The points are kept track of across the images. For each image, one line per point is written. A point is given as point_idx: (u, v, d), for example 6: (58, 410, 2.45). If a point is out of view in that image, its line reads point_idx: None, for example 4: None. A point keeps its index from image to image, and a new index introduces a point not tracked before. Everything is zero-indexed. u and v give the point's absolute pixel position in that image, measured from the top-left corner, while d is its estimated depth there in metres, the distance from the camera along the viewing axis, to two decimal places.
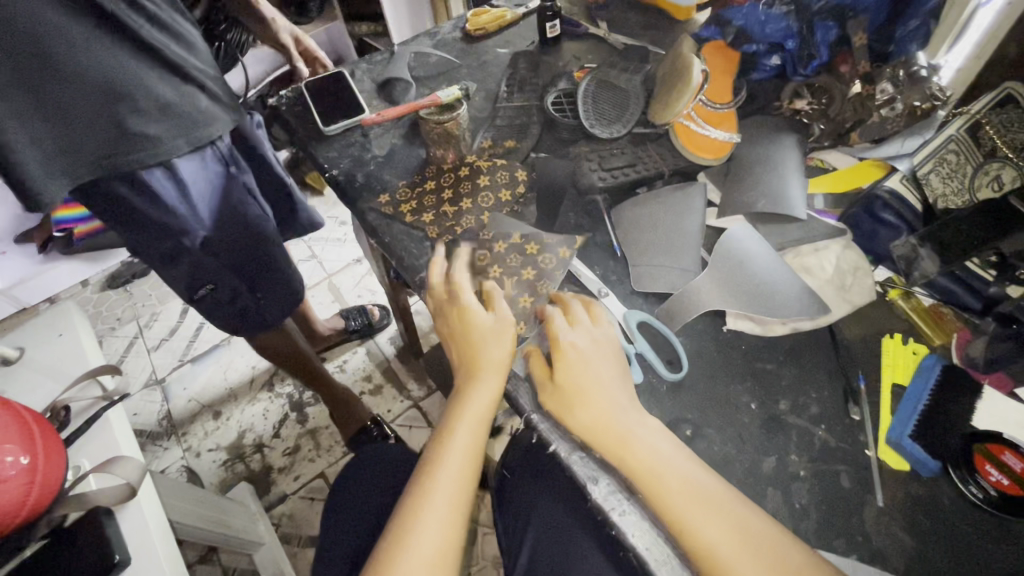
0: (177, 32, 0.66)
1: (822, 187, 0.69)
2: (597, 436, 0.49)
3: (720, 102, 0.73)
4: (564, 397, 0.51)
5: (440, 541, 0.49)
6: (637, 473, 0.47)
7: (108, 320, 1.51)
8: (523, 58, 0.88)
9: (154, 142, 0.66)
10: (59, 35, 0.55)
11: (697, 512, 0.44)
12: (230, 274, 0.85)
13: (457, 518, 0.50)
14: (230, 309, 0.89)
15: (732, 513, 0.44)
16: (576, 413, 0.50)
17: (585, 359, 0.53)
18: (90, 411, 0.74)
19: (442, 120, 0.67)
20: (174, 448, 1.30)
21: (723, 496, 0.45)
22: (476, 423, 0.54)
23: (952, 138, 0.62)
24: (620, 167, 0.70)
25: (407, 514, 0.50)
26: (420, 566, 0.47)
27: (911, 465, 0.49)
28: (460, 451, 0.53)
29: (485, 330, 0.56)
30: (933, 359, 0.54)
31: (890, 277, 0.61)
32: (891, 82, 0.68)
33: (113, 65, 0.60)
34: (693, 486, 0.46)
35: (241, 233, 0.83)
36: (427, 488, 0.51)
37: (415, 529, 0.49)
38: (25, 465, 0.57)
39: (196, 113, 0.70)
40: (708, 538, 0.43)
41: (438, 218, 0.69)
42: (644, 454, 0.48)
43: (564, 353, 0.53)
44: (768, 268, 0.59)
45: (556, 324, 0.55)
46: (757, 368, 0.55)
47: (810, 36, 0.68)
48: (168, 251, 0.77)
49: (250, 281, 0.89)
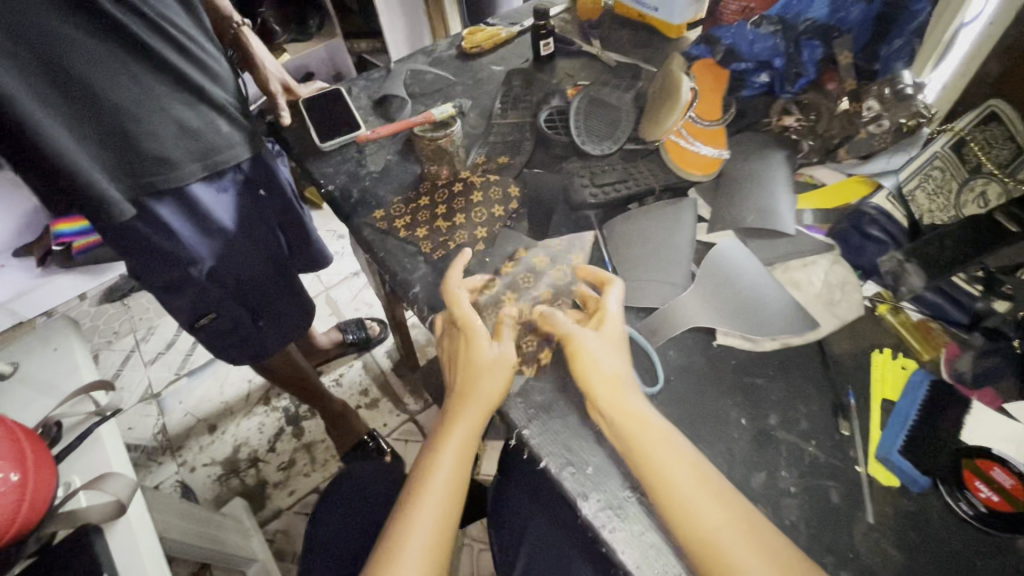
0: (201, 61, 0.67)
1: (811, 203, 0.69)
2: (609, 388, 0.51)
3: (709, 120, 0.74)
4: (599, 345, 0.53)
5: (425, 555, 0.49)
6: (649, 462, 0.47)
7: (105, 333, 1.51)
8: (518, 76, 0.89)
9: (168, 163, 0.67)
10: (81, 54, 0.57)
11: (703, 502, 0.45)
12: (233, 304, 0.86)
13: (441, 541, 0.51)
14: (225, 339, 0.90)
15: (733, 499, 0.45)
16: (600, 364, 0.52)
17: (609, 339, 0.54)
18: (82, 427, 0.74)
19: (434, 138, 0.69)
20: (169, 463, 1.29)
21: (721, 486, 0.46)
22: (465, 448, 0.54)
23: (936, 156, 0.63)
24: (612, 183, 0.70)
25: (398, 524, 0.51)
26: None
27: (900, 480, 0.49)
28: (447, 472, 0.53)
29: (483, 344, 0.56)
30: (922, 374, 0.54)
31: (878, 292, 0.61)
32: (878, 99, 0.68)
33: (132, 87, 0.61)
34: (702, 471, 0.47)
35: (244, 261, 0.84)
36: (417, 498, 0.52)
37: (405, 540, 0.50)
38: (15, 483, 0.57)
39: (212, 138, 0.70)
40: (714, 526, 0.44)
41: (431, 234, 0.69)
42: (653, 442, 0.48)
43: (609, 320, 0.55)
44: (757, 285, 0.59)
45: (614, 293, 0.57)
46: (746, 383, 0.55)
47: (797, 55, 0.71)
48: (170, 282, 0.78)
49: (254, 311, 0.91)
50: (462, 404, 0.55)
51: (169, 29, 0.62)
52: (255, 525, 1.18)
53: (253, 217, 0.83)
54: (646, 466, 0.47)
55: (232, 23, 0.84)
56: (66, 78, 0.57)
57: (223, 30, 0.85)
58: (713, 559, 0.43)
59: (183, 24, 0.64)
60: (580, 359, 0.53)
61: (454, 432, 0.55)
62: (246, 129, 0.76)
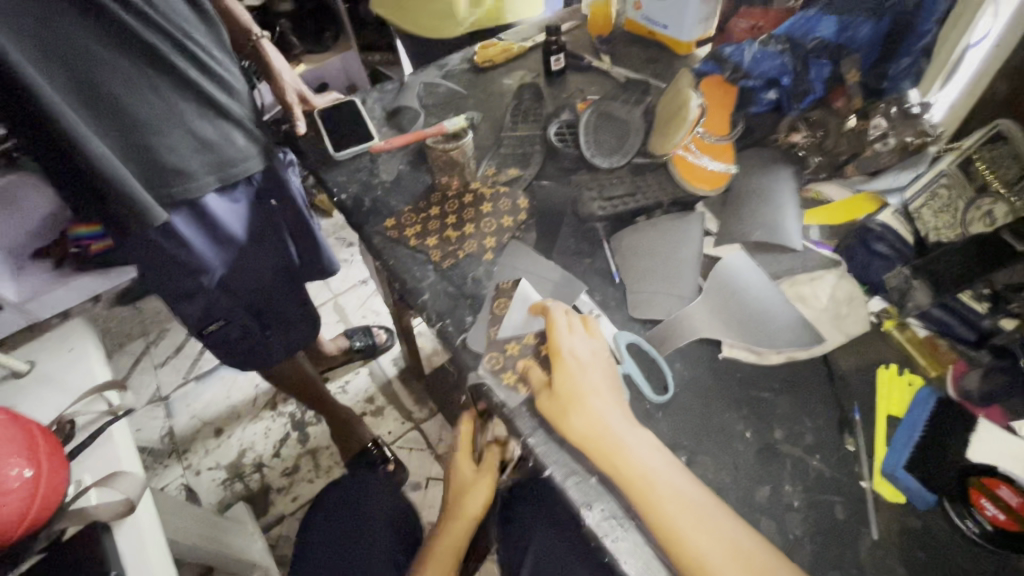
0: (217, 74, 0.69)
1: (818, 218, 0.70)
2: (592, 439, 0.50)
3: (717, 134, 0.75)
4: (559, 403, 0.52)
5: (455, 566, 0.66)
6: (632, 487, 0.47)
7: (117, 335, 1.54)
8: (529, 89, 0.91)
9: (184, 174, 0.69)
10: (107, 71, 0.59)
11: (688, 522, 0.45)
12: (241, 312, 0.88)
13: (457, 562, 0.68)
14: (237, 345, 0.92)
15: (718, 524, 0.45)
16: (570, 420, 0.51)
17: (577, 385, 0.52)
18: (95, 425, 0.76)
19: (447, 148, 0.70)
20: (175, 465, 1.30)
21: (705, 506, 0.46)
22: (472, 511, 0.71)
23: (944, 173, 0.63)
24: (620, 196, 0.71)
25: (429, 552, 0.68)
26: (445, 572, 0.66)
27: (906, 497, 0.49)
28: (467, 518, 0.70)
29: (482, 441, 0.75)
30: (928, 391, 0.54)
31: (885, 308, 0.61)
32: (884, 117, 0.69)
33: (152, 100, 0.63)
34: (681, 494, 0.47)
35: (254, 268, 0.86)
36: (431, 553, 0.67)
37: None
38: (28, 477, 0.58)
39: (227, 152, 0.72)
40: (701, 549, 0.44)
41: (441, 243, 0.70)
42: (637, 465, 0.48)
43: (565, 361, 0.54)
44: (764, 299, 0.59)
45: (561, 329, 0.56)
46: (752, 397, 0.56)
47: (805, 73, 0.72)
48: (182, 290, 0.79)
49: (261, 319, 0.92)
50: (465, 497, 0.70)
51: (193, 48, 0.64)
52: (258, 529, 1.18)
53: (263, 225, 0.85)
54: (628, 489, 0.48)
55: (251, 34, 0.86)
56: (95, 93, 0.59)
57: (242, 42, 0.87)
58: None
59: (204, 41, 0.67)
60: (555, 425, 0.52)
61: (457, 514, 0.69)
62: (260, 143, 0.78)
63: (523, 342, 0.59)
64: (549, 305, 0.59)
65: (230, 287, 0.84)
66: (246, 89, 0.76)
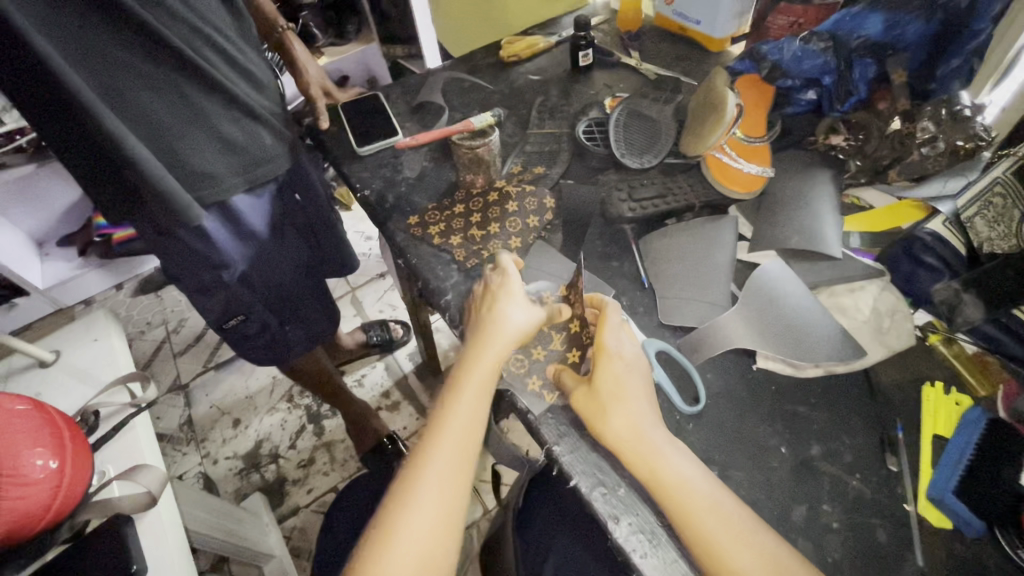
0: (247, 68, 0.69)
1: (858, 225, 0.67)
2: (628, 443, 0.49)
3: (753, 137, 0.73)
4: (597, 402, 0.51)
5: (454, 463, 0.51)
6: (667, 496, 0.46)
7: (138, 323, 1.55)
8: (555, 87, 0.89)
9: (213, 178, 0.68)
10: (133, 77, 0.58)
11: (726, 536, 0.43)
12: (262, 308, 0.86)
13: (465, 457, 0.51)
14: (258, 341, 0.90)
15: (757, 541, 0.43)
16: (607, 420, 0.50)
17: (619, 383, 0.51)
18: (117, 416, 0.76)
19: (474, 145, 0.69)
20: (193, 454, 1.31)
21: (744, 523, 0.44)
22: (475, 406, 0.53)
23: (998, 182, 0.59)
24: (650, 198, 0.69)
25: (430, 435, 0.52)
26: (440, 471, 0.50)
27: (954, 523, 0.47)
28: (468, 402, 0.53)
29: (509, 313, 0.56)
30: (978, 411, 0.51)
31: (930, 321, 0.58)
32: (932, 120, 0.64)
33: (179, 106, 0.62)
34: (723, 511, 0.45)
35: (276, 262, 0.85)
36: (409, 483, 0.49)
37: (403, 518, 0.47)
38: (54, 469, 0.58)
39: (252, 151, 0.71)
40: (739, 566, 0.42)
41: (465, 242, 0.69)
42: (673, 476, 0.47)
43: (608, 357, 0.53)
44: (802, 309, 0.57)
45: (609, 327, 0.55)
46: (787, 411, 0.53)
47: (849, 73, 0.69)
48: (203, 284, 0.77)
49: (282, 315, 0.91)
50: (463, 385, 0.54)
51: (223, 45, 0.64)
52: (273, 520, 1.19)
53: (284, 220, 0.84)
54: (663, 500, 0.46)
55: (278, 26, 0.86)
56: (122, 100, 0.59)
57: (270, 31, 0.87)
58: None
59: (231, 36, 0.66)
60: (590, 426, 0.51)
61: (454, 413, 0.53)
62: (287, 141, 0.77)
63: (549, 347, 0.58)
64: (607, 304, 0.57)
65: (254, 282, 0.83)
66: (273, 83, 0.75)
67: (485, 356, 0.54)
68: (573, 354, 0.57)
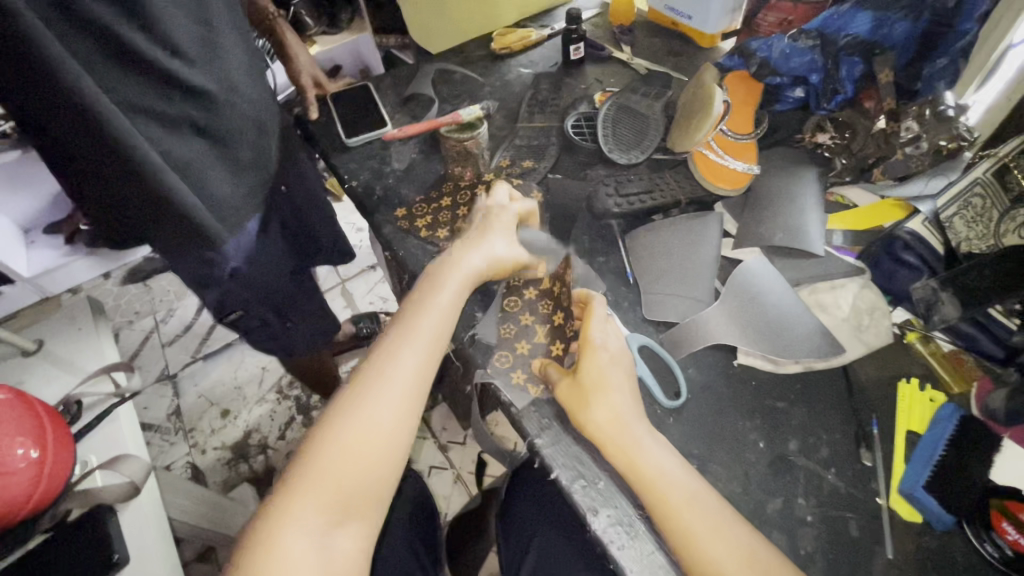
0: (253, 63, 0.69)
1: (842, 223, 0.68)
2: (608, 434, 0.49)
3: (740, 133, 0.73)
4: (580, 393, 0.51)
5: (416, 370, 0.51)
6: (645, 488, 0.46)
7: (126, 313, 1.54)
8: (546, 80, 0.89)
9: (229, 200, 0.67)
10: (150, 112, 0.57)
11: (704, 528, 0.44)
12: (259, 305, 0.79)
13: (427, 366, 0.52)
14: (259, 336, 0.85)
15: (735, 534, 0.44)
16: (590, 410, 0.50)
17: (600, 373, 0.52)
18: (102, 406, 0.76)
19: (461, 138, 0.69)
20: (181, 443, 1.31)
21: (722, 516, 0.45)
22: (441, 321, 0.54)
23: (977, 183, 0.60)
24: (637, 193, 0.69)
25: (392, 341, 0.52)
26: (402, 376, 0.50)
27: (924, 516, 0.48)
28: (434, 317, 0.54)
29: (490, 244, 0.60)
30: (952, 408, 0.52)
31: (908, 319, 0.59)
32: (917, 120, 0.65)
33: (178, 122, 0.60)
34: (699, 505, 0.45)
35: (272, 263, 0.79)
36: (381, 356, 0.51)
37: (373, 384, 0.49)
38: (34, 459, 0.58)
39: (250, 156, 0.69)
40: (717, 559, 0.43)
41: (452, 235, 0.69)
42: (652, 469, 0.47)
43: (592, 350, 0.53)
44: (784, 305, 0.58)
45: (594, 321, 0.55)
46: (767, 406, 0.54)
47: (836, 71, 0.70)
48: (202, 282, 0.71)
49: (285, 316, 0.86)
50: (441, 279, 0.57)
51: None
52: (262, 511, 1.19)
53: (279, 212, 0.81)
54: (640, 494, 0.47)
55: (271, 11, 0.85)
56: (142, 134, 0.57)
57: (261, 17, 0.86)
58: None
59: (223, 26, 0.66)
60: (573, 414, 0.51)
61: (423, 319, 0.54)
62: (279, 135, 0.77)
63: (533, 341, 0.58)
64: (592, 298, 0.57)
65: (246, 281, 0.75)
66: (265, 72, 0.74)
67: (465, 264, 0.58)
68: (557, 348, 0.57)
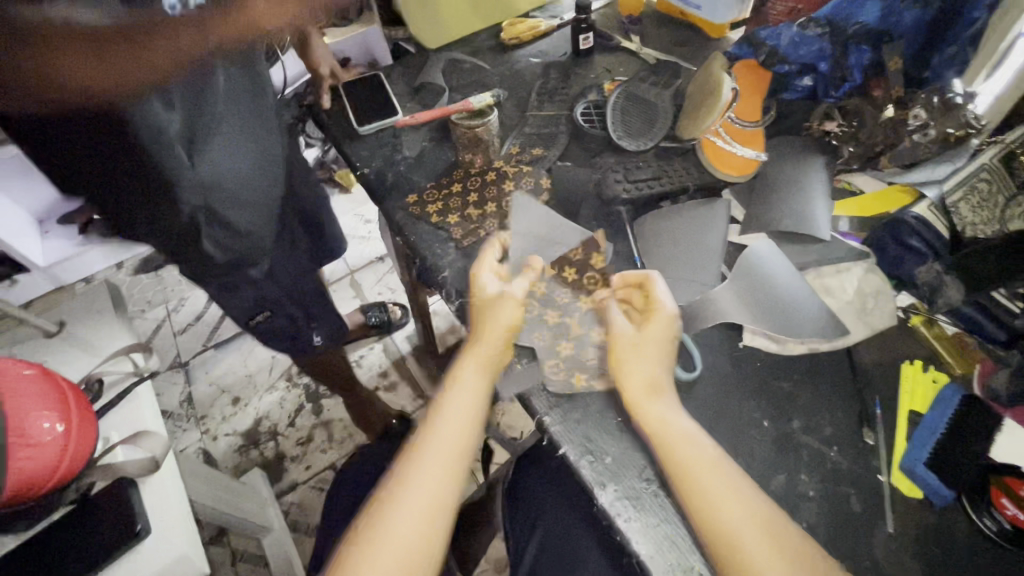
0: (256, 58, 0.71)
1: (848, 210, 0.69)
2: (641, 396, 0.51)
3: (748, 120, 0.74)
4: (636, 348, 0.54)
5: (445, 467, 0.52)
6: (668, 453, 0.48)
7: (138, 302, 1.56)
8: (555, 70, 0.90)
9: (262, 206, 0.72)
10: (217, 133, 0.63)
11: (722, 493, 0.46)
12: (288, 303, 0.87)
13: (456, 462, 0.53)
14: (282, 334, 0.90)
15: (751, 500, 0.46)
16: (633, 367, 0.53)
17: (655, 334, 0.54)
18: (121, 385, 0.79)
19: (472, 126, 0.70)
20: (193, 430, 1.34)
21: (740, 483, 0.47)
22: (467, 415, 0.55)
23: (984, 168, 0.61)
24: (645, 179, 0.70)
25: (420, 440, 0.54)
26: (432, 475, 0.51)
27: (924, 492, 0.49)
28: (460, 411, 0.55)
29: (490, 292, 0.59)
30: (953, 389, 0.53)
31: (912, 303, 0.60)
32: (925, 107, 0.65)
33: (226, 138, 0.64)
34: (723, 469, 0.47)
35: (286, 267, 0.85)
36: (417, 451, 0.53)
37: (409, 487, 0.50)
38: (60, 432, 0.60)
39: (272, 160, 0.73)
40: (731, 522, 0.45)
41: (462, 221, 0.70)
42: (677, 434, 0.49)
43: (658, 311, 0.55)
44: (790, 288, 0.58)
45: (658, 289, 0.56)
46: (771, 387, 0.55)
47: (844, 59, 0.70)
48: (229, 284, 0.76)
49: (309, 309, 0.92)
50: (462, 366, 0.57)
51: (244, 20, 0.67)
52: (273, 495, 1.22)
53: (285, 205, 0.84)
54: (663, 446, 0.49)
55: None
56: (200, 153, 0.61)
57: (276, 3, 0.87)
58: (729, 550, 0.44)
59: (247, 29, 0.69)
60: (618, 365, 0.54)
61: (448, 413, 0.55)
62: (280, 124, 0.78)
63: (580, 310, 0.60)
64: (649, 275, 0.58)
65: (276, 276, 0.82)
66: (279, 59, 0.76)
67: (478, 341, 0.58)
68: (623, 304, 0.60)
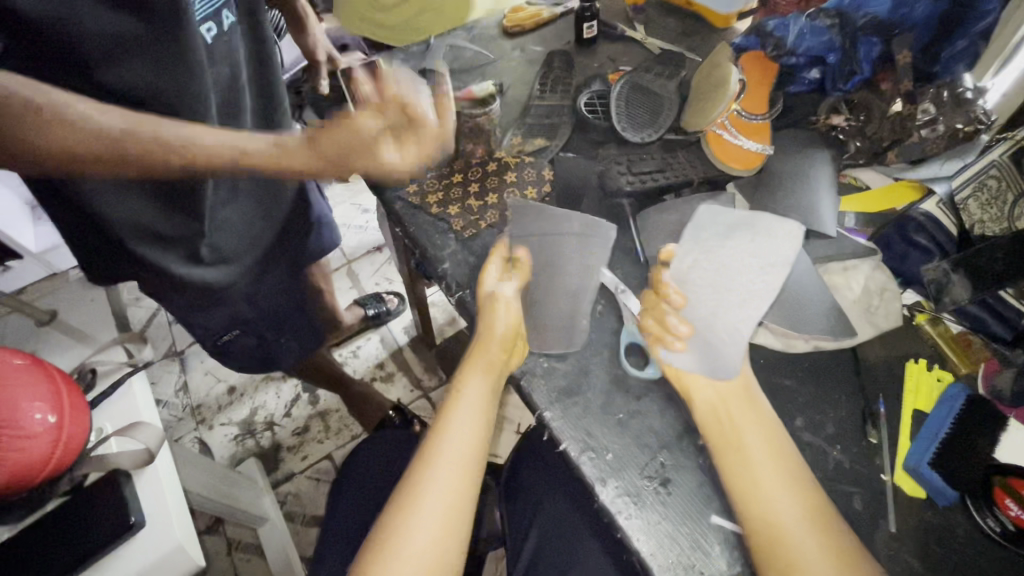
0: (271, 43, 0.72)
1: (853, 206, 0.68)
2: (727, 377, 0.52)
3: (754, 112, 0.72)
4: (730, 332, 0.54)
5: (453, 480, 0.50)
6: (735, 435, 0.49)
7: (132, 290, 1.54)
8: (559, 56, 0.86)
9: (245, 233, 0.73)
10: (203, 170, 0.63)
11: (778, 484, 0.46)
12: (259, 322, 0.83)
13: (466, 474, 0.51)
14: (254, 355, 0.88)
15: (806, 493, 0.46)
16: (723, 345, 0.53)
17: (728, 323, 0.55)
18: (114, 375, 0.78)
19: (474, 114, 0.68)
20: (188, 420, 1.33)
21: (803, 477, 0.47)
22: (474, 425, 0.54)
23: (994, 165, 0.60)
24: (649, 172, 0.69)
25: (428, 451, 0.52)
26: (442, 489, 0.50)
27: (928, 492, 0.49)
28: (466, 420, 0.54)
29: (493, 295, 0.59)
30: (959, 387, 0.53)
31: (918, 301, 0.60)
32: (934, 103, 0.65)
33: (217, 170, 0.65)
34: (789, 466, 0.47)
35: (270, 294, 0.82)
36: (426, 463, 0.51)
37: (417, 502, 0.49)
38: (52, 423, 0.59)
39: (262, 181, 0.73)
40: (780, 512, 0.45)
41: (463, 212, 0.69)
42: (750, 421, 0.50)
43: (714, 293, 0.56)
44: (802, 283, 0.57)
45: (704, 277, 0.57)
46: (774, 384, 0.55)
47: (853, 52, 0.69)
48: (211, 301, 0.74)
49: (280, 330, 0.89)
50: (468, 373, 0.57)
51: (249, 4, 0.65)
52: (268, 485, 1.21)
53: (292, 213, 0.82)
54: (731, 418, 0.50)
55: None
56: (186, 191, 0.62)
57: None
58: (774, 536, 0.44)
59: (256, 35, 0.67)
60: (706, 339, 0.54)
61: (456, 422, 0.54)
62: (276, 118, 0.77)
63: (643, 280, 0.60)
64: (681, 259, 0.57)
65: (257, 300, 0.81)
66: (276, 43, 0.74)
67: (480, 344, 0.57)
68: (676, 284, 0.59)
